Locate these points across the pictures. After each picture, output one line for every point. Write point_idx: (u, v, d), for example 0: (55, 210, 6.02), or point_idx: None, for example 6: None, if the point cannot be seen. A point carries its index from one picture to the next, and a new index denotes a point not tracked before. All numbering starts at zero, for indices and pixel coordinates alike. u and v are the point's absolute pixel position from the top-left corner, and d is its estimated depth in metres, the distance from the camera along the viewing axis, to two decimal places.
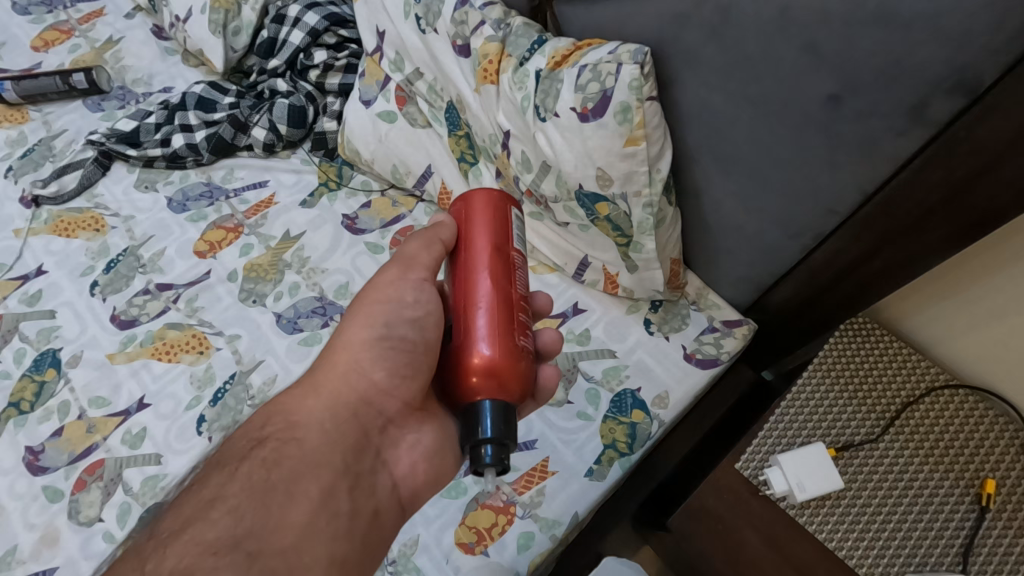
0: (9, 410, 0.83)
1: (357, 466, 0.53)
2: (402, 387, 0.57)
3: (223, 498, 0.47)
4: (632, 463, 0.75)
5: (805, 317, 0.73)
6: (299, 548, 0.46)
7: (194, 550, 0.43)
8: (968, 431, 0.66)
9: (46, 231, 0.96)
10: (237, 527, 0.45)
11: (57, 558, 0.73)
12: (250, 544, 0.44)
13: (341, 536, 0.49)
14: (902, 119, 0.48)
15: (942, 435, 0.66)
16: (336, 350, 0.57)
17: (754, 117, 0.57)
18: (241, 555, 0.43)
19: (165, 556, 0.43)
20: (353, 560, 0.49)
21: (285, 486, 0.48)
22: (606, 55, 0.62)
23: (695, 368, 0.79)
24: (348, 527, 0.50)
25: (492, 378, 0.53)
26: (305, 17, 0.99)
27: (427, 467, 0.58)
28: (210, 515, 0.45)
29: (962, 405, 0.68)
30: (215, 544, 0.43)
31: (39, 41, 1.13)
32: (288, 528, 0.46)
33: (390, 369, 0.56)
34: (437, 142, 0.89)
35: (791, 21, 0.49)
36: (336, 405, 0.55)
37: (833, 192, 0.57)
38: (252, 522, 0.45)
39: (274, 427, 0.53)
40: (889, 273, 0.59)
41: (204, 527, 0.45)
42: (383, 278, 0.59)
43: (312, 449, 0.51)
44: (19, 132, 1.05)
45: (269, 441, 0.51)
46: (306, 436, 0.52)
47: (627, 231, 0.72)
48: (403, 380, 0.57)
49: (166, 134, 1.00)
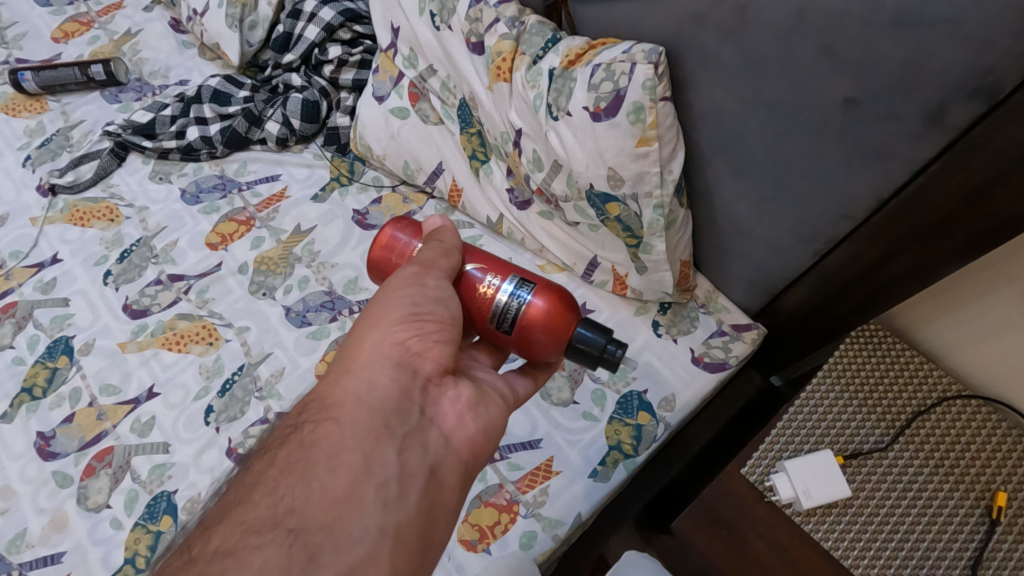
0: (22, 395, 0.84)
1: (400, 429, 0.47)
2: (434, 348, 0.51)
3: (264, 481, 0.43)
4: (637, 465, 0.75)
5: (817, 322, 0.72)
6: (343, 521, 0.42)
7: (237, 531, 0.40)
8: (980, 443, 0.65)
9: (62, 220, 0.97)
10: (278, 507, 0.41)
11: (65, 543, 0.74)
12: (292, 522, 0.40)
13: (392, 503, 0.44)
14: (919, 124, 0.47)
15: (953, 445, 0.65)
16: (362, 326, 0.52)
17: (769, 120, 0.57)
18: (283, 533, 0.40)
19: (210, 539, 0.40)
20: (412, 528, 0.44)
21: (324, 462, 0.44)
22: (621, 54, 0.61)
23: (702, 371, 0.79)
24: (400, 491, 0.44)
25: (557, 314, 0.55)
26: (320, 12, 0.99)
27: (476, 419, 0.52)
28: (252, 498, 0.42)
29: (975, 416, 0.67)
30: (257, 523, 0.40)
31: (59, 32, 1.15)
32: (330, 503, 0.42)
33: (423, 334, 0.51)
34: (448, 139, 0.90)
35: (808, 23, 0.48)
36: (371, 371, 0.49)
37: (847, 197, 0.56)
38: (293, 500, 0.42)
39: (312, 407, 0.49)
40: (902, 281, 0.58)
41: (245, 509, 0.42)
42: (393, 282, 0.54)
43: (351, 423, 0.46)
44: (38, 122, 1.07)
45: (305, 423, 0.47)
46: (344, 412, 0.47)
47: (637, 232, 0.71)
48: (436, 345, 0.51)
49: (181, 126, 1.01)
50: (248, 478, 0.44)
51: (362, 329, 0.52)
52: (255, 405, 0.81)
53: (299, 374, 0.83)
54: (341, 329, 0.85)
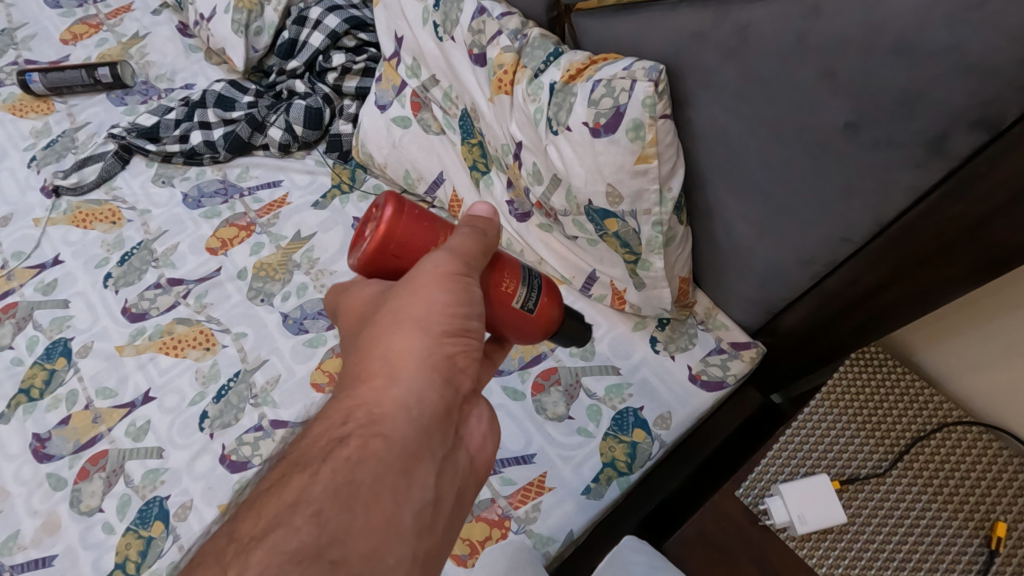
0: (19, 396, 0.84)
1: (440, 451, 0.46)
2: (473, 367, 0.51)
3: (305, 501, 0.39)
4: (631, 483, 0.74)
5: (817, 343, 0.71)
6: (385, 550, 0.40)
7: (279, 560, 0.36)
8: (981, 471, 0.64)
9: (65, 221, 0.97)
10: (323, 534, 0.38)
11: (57, 546, 0.74)
12: (337, 553, 0.37)
13: (425, 529, 0.43)
14: (920, 151, 0.46)
15: (952, 473, 0.64)
16: (408, 331, 0.48)
17: (770, 141, 0.56)
18: (328, 565, 0.37)
19: (244, 565, 0.36)
20: (436, 553, 0.44)
21: (373, 484, 0.41)
22: (621, 71, 0.61)
23: (699, 390, 0.78)
24: (433, 517, 0.44)
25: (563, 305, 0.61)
26: (326, 19, 1.00)
27: (494, 441, 0.53)
28: (292, 520, 0.38)
29: (975, 444, 0.65)
30: (302, 551, 0.37)
31: (68, 34, 1.16)
32: (374, 530, 0.40)
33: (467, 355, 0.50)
34: (449, 149, 0.89)
35: (809, 46, 0.48)
36: (422, 385, 0.47)
37: (847, 221, 0.56)
38: (343, 527, 0.39)
39: (354, 416, 0.45)
40: (902, 306, 0.57)
41: (288, 533, 0.38)
42: (442, 283, 0.49)
43: (400, 442, 0.44)
44: (44, 123, 1.07)
45: (350, 436, 0.43)
46: (392, 428, 0.44)
47: (635, 248, 0.71)
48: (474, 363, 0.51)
49: (185, 130, 1.02)
50: (285, 496, 0.40)
51: (409, 332, 0.47)
52: (250, 412, 0.81)
53: (294, 382, 0.83)
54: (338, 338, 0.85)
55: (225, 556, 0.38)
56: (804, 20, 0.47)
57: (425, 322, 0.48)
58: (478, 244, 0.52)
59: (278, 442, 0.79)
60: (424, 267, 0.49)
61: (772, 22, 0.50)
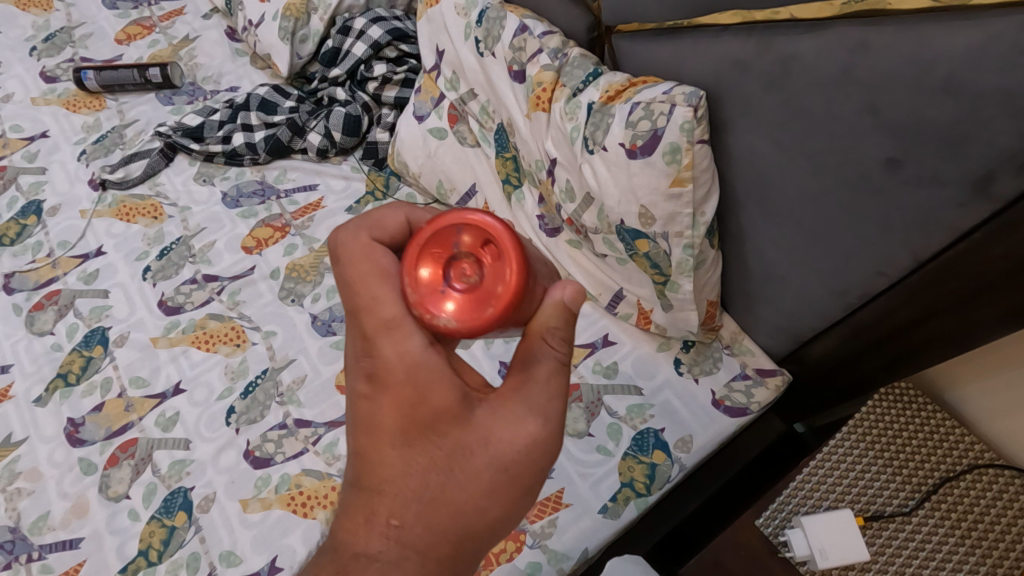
0: (57, 380, 0.88)
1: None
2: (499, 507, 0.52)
3: None
4: (648, 505, 0.74)
5: (844, 375, 0.69)
6: None
7: None
8: (1012, 517, 0.62)
9: (109, 214, 1.01)
10: None
11: (84, 529, 0.77)
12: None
13: None
14: (963, 190, 0.46)
15: (982, 515, 0.63)
16: (476, 522, 0.46)
17: (808, 172, 0.56)
18: None
19: None
20: None
21: None
22: (661, 95, 0.62)
23: (722, 415, 0.77)
24: None
25: None
26: (369, 30, 1.02)
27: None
28: None
29: (1007, 489, 0.64)
30: None
31: (123, 34, 1.20)
32: None
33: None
34: (484, 162, 0.91)
35: (854, 81, 0.48)
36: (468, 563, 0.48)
37: (884, 255, 0.55)
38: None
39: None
40: (938, 344, 0.56)
41: None
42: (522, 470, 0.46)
43: None
44: (95, 119, 1.12)
45: None
46: None
47: (665, 269, 0.71)
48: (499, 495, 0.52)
49: (228, 131, 1.05)
50: None
51: (474, 523, 0.46)
52: (275, 410, 0.83)
53: (320, 383, 0.84)
54: None
55: None
56: (851, 55, 0.48)
57: (489, 514, 0.46)
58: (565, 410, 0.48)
59: (301, 441, 0.80)
60: (519, 447, 0.45)
61: (819, 53, 0.50)
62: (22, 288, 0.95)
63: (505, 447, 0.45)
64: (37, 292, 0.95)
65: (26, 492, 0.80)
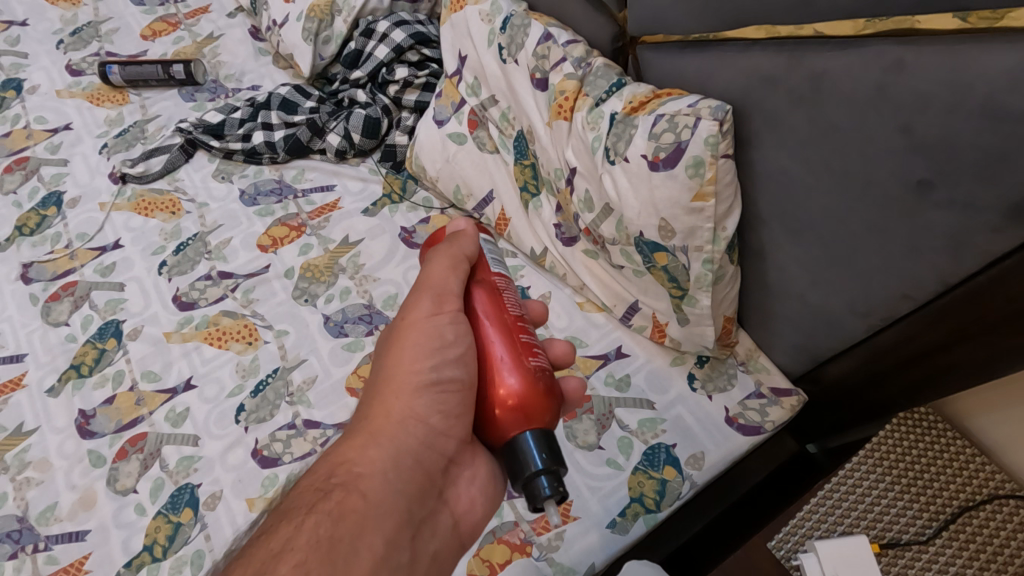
0: (70, 371, 0.88)
1: (418, 513, 0.51)
2: (445, 396, 0.53)
3: (289, 552, 0.43)
4: (658, 521, 0.72)
5: (863, 398, 0.68)
6: None
7: None
8: None
9: (128, 208, 1.02)
10: None
11: (90, 521, 0.77)
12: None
13: None
14: (998, 216, 0.45)
15: (1000, 548, 0.62)
16: (390, 368, 0.54)
17: (835, 189, 0.55)
18: None
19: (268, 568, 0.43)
20: None
21: (352, 540, 0.45)
22: (686, 107, 0.61)
23: (735, 433, 0.76)
24: None
25: (532, 395, 0.51)
26: (392, 33, 1.03)
27: (483, 505, 0.57)
28: (277, 570, 0.42)
29: None
30: None
31: (148, 30, 1.22)
32: None
33: (443, 411, 0.53)
34: (502, 168, 0.90)
35: (888, 100, 0.48)
36: (399, 445, 0.52)
37: (911, 278, 0.54)
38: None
39: (343, 470, 0.50)
40: (964, 371, 0.55)
41: None
42: (415, 312, 0.55)
43: (376, 502, 0.48)
44: (118, 113, 1.13)
45: (337, 491, 0.48)
46: (370, 486, 0.49)
47: (682, 283, 0.70)
48: (454, 396, 0.53)
49: (248, 130, 1.05)
50: (271, 541, 0.45)
51: (385, 376, 0.54)
52: (285, 409, 0.83)
53: (331, 384, 0.84)
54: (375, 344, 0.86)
55: (248, 556, 0.44)
56: (885, 73, 0.47)
57: (388, 364, 0.54)
58: (435, 276, 0.57)
59: (309, 442, 0.80)
60: (411, 303, 0.56)
61: (852, 71, 0.49)
62: (39, 278, 0.96)
63: (404, 307, 0.57)
64: (54, 283, 0.96)
65: (34, 482, 0.80)
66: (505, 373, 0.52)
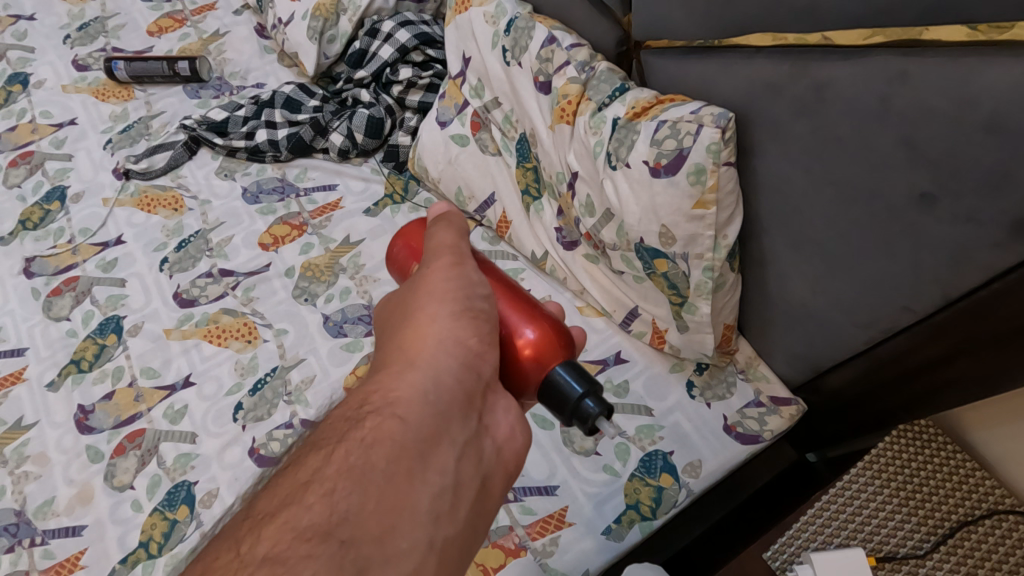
0: (69, 366, 0.88)
1: (459, 435, 0.44)
2: (474, 326, 0.49)
3: (317, 480, 0.39)
4: (653, 529, 0.72)
5: (861, 409, 0.67)
6: (394, 534, 0.38)
7: (287, 537, 0.36)
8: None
9: (131, 204, 1.02)
10: (335, 511, 0.37)
11: (87, 517, 0.77)
12: (346, 532, 0.37)
13: (444, 516, 0.41)
14: (1001, 231, 0.45)
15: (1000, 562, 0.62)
16: (413, 302, 0.50)
17: (836, 200, 0.55)
18: (335, 545, 0.36)
19: (302, 494, 0.38)
20: (457, 539, 0.41)
21: (385, 465, 0.40)
22: (689, 114, 0.61)
23: (734, 441, 0.76)
24: (452, 505, 0.42)
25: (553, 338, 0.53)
26: (397, 33, 1.02)
27: (524, 431, 0.50)
28: (305, 497, 0.38)
29: None
30: (309, 529, 0.36)
31: (155, 27, 1.22)
32: (387, 512, 0.39)
33: (476, 334, 0.49)
34: (504, 171, 0.90)
35: (891, 111, 0.47)
36: (435, 367, 0.46)
37: (912, 291, 0.54)
38: (347, 502, 0.38)
39: (371, 398, 0.44)
40: (966, 385, 0.54)
41: (298, 510, 0.37)
42: (433, 266, 0.52)
43: (413, 423, 0.43)
44: (123, 109, 1.13)
45: (366, 416, 0.43)
46: (407, 411, 0.43)
47: (682, 291, 0.70)
48: (482, 330, 0.49)
49: (251, 128, 1.05)
50: (299, 469, 0.40)
51: (412, 306, 0.50)
52: (282, 408, 0.83)
53: (329, 384, 0.84)
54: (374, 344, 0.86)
55: (275, 489, 0.40)
56: (889, 85, 0.47)
57: (410, 298, 0.50)
58: (446, 242, 0.55)
59: None
60: (428, 261, 0.53)
61: (856, 81, 0.49)
62: (41, 273, 0.97)
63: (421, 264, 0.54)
64: (56, 278, 0.96)
65: (32, 476, 0.81)
66: (522, 323, 0.53)
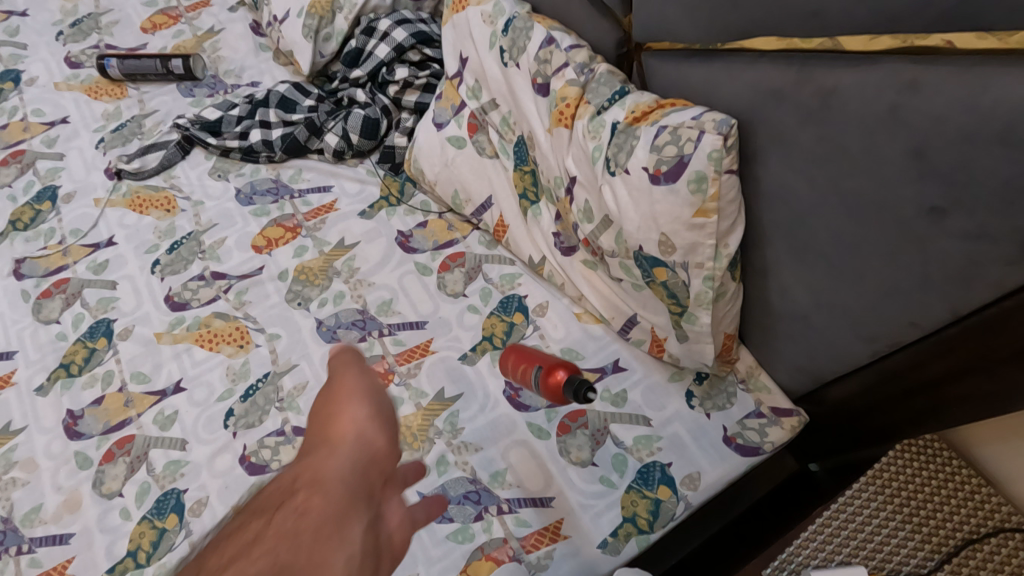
0: (59, 370, 0.87)
1: (363, 523, 0.41)
2: (381, 453, 0.45)
3: (260, 542, 0.38)
4: (650, 542, 0.71)
5: (865, 421, 0.66)
6: None
7: None
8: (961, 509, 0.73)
9: (123, 204, 1.01)
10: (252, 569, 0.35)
11: (75, 525, 0.76)
12: None
13: None
14: (1014, 248, 0.43)
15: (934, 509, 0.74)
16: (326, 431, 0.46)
17: (842, 211, 0.53)
18: None
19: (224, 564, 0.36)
20: None
21: (309, 531, 0.38)
22: (689, 120, 0.59)
23: (733, 453, 0.74)
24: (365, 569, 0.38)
25: None
26: (394, 32, 1.01)
27: (417, 521, 0.45)
28: (250, 555, 0.37)
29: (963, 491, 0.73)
30: None
31: (149, 23, 1.20)
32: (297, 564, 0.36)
33: (385, 438, 0.46)
34: (501, 174, 0.88)
35: (900, 121, 0.45)
36: (335, 477, 0.42)
37: (920, 306, 0.52)
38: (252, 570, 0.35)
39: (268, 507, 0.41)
40: (974, 402, 0.53)
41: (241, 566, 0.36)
42: (344, 392, 0.48)
43: (327, 508, 0.40)
44: (116, 107, 1.11)
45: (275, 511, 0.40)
46: (315, 502, 0.40)
47: (682, 300, 0.68)
48: (382, 444, 0.45)
49: (245, 128, 1.03)
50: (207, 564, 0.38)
51: (320, 443, 0.46)
52: (274, 416, 0.81)
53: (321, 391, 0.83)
54: (368, 350, 0.85)
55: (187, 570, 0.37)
56: (899, 93, 0.45)
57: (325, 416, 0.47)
58: (348, 381, 0.49)
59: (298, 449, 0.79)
60: (336, 399, 0.48)
61: (864, 89, 0.47)
62: (31, 275, 0.95)
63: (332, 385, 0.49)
64: (47, 279, 0.94)
65: (20, 482, 0.79)
66: None
